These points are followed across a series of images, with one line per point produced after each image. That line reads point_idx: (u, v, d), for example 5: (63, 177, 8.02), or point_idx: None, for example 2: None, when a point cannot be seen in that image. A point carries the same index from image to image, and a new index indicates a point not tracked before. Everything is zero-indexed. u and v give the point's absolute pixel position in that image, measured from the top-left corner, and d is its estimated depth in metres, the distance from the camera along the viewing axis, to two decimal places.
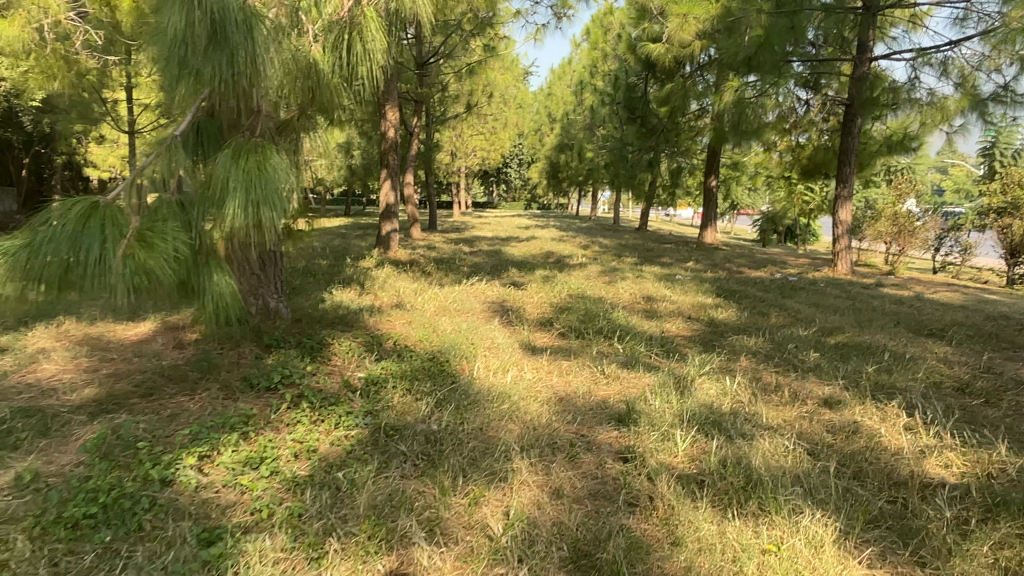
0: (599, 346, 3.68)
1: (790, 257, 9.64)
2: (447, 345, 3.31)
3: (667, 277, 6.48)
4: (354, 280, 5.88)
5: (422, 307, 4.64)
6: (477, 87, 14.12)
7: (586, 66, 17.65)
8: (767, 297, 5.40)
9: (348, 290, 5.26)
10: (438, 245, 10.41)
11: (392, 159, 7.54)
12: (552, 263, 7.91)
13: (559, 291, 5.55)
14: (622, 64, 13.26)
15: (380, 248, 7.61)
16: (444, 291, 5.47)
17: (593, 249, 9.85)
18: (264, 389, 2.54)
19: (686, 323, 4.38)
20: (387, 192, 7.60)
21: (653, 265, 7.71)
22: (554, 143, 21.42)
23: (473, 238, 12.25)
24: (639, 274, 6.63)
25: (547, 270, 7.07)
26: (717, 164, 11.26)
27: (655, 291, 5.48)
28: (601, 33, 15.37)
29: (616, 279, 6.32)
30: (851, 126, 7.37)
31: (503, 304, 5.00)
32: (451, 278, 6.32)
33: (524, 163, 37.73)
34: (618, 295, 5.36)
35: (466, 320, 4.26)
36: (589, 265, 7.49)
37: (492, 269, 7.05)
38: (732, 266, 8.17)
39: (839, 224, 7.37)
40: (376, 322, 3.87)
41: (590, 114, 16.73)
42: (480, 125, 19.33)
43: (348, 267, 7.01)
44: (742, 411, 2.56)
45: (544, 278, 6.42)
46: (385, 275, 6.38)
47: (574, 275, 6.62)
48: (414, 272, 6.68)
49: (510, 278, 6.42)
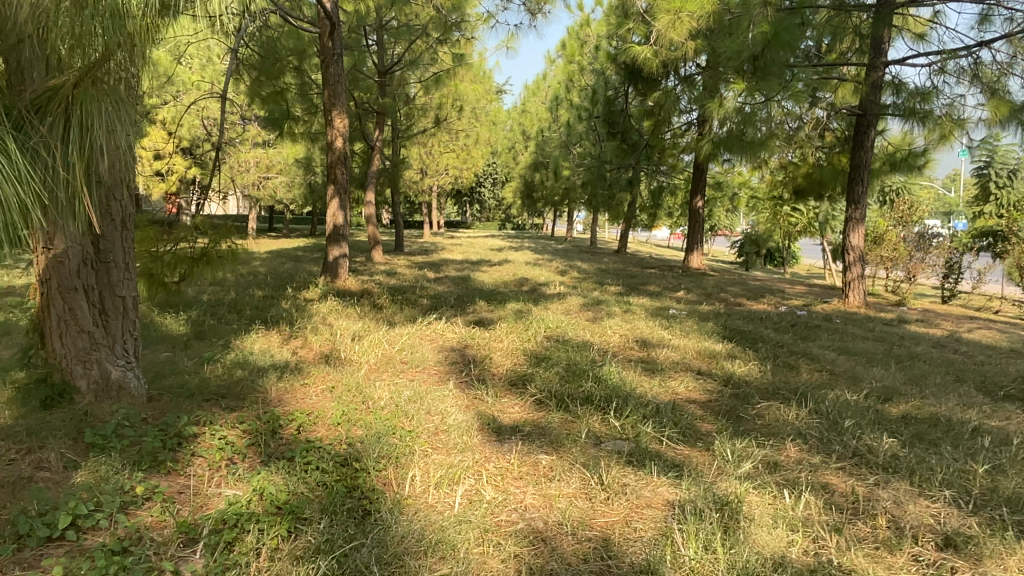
0: (589, 424, 2.68)
1: (787, 285, 8.79)
2: (375, 432, 2.30)
3: (660, 312, 5.57)
4: (285, 317, 4.85)
5: (359, 360, 3.61)
6: (446, 100, 13.20)
7: (562, 80, 16.85)
8: (785, 340, 4.47)
9: (273, 335, 4.22)
10: (399, 270, 9.41)
11: (341, 174, 6.37)
12: (529, 293, 6.94)
13: (534, 333, 4.56)
14: (600, 75, 12.45)
15: (327, 277, 6.55)
16: (393, 334, 4.44)
17: (571, 276, 8.91)
18: (36, 542, 1.51)
19: (697, 381, 3.40)
20: (335, 212, 6.46)
21: (641, 296, 6.77)
22: (528, 161, 20.63)
23: (440, 262, 11.29)
24: (627, 308, 5.68)
25: (520, 302, 6.09)
26: (704, 182, 10.44)
27: (650, 333, 4.51)
28: (578, 44, 14.56)
29: (601, 315, 5.37)
30: (865, 139, 6.50)
31: (464, 352, 3.99)
32: (406, 314, 5.32)
33: (498, 183, 37.05)
34: (607, 338, 4.38)
35: (412, 380, 3.24)
36: (569, 296, 6.54)
37: (457, 302, 6.05)
38: (728, 296, 7.26)
39: (849, 250, 6.52)
40: (286, 388, 2.84)
41: (565, 130, 15.92)
42: (450, 142, 18.45)
43: (286, 300, 5.96)
44: (831, 571, 1.57)
45: (517, 314, 5.43)
46: (326, 310, 5.35)
47: (551, 309, 5.65)
48: (362, 306, 5.65)
49: (477, 314, 5.42)
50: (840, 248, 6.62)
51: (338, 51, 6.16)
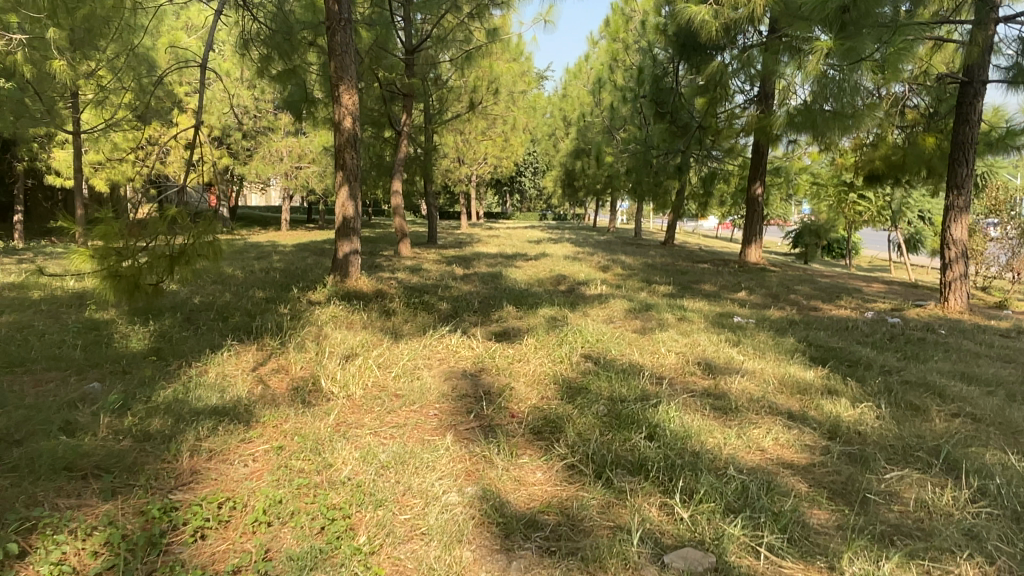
0: (644, 513, 1.81)
1: (863, 283, 7.71)
2: (306, 548, 1.47)
3: (723, 321, 4.63)
4: (273, 326, 4.07)
5: (341, 394, 2.78)
6: (483, 82, 12.35)
7: (605, 60, 15.83)
8: (892, 362, 3.49)
9: (247, 354, 3.43)
10: (425, 265, 8.62)
11: (352, 158, 5.54)
12: (567, 294, 6.04)
13: (569, 349, 3.68)
14: (646, 52, 11.44)
15: (335, 275, 5.72)
16: (395, 351, 3.61)
17: (614, 271, 7.98)
18: None
19: (790, 430, 2.47)
20: (344, 202, 5.62)
21: (698, 298, 5.82)
22: (569, 148, 19.67)
23: (472, 256, 10.47)
24: (682, 315, 4.76)
25: (555, 306, 5.21)
26: (763, 166, 9.38)
27: (715, 351, 3.58)
28: (623, 21, 13.54)
29: (650, 323, 4.47)
30: (968, 110, 5.41)
31: (478, 378, 3.13)
32: (418, 323, 4.49)
33: (538, 172, 36.13)
34: (660, 359, 3.48)
35: (400, 428, 2.41)
36: (612, 298, 5.64)
37: (481, 306, 5.20)
38: (799, 296, 6.25)
39: (950, 244, 5.47)
40: (215, 448, 2.03)
41: (608, 114, 14.92)
42: (487, 129, 17.61)
43: (284, 303, 5.19)
44: None
45: (549, 322, 4.55)
46: (325, 316, 4.56)
47: (590, 317, 4.75)
48: (369, 311, 4.84)
49: (502, 323, 4.54)
50: (939, 242, 5.55)
51: (345, 16, 5.33)
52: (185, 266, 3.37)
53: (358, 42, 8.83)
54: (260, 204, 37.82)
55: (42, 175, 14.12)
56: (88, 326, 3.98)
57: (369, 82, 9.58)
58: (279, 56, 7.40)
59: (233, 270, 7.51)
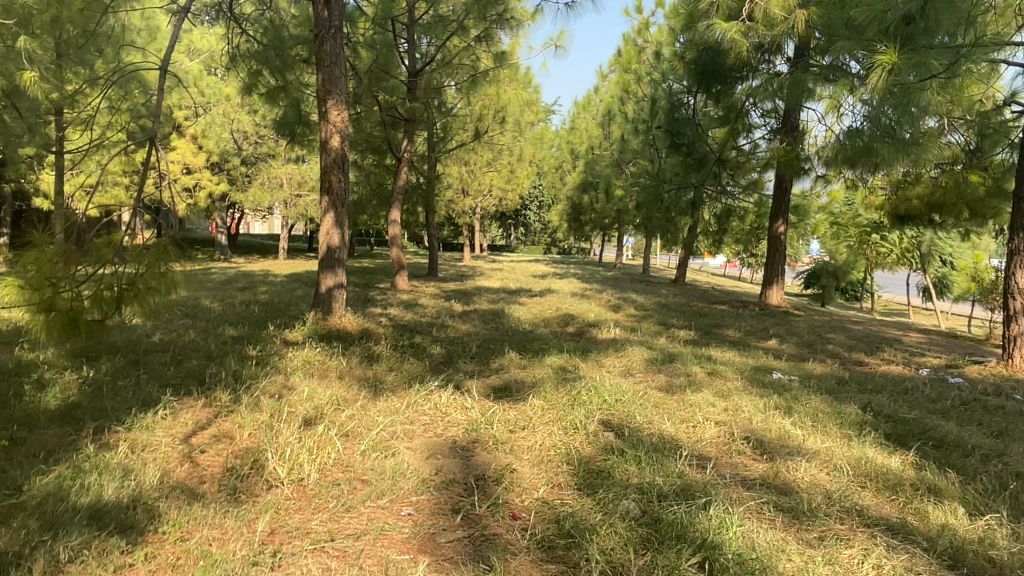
0: None
1: (900, 333, 7.03)
2: None
3: (759, 377, 3.97)
4: (232, 374, 3.42)
5: (287, 480, 2.12)
6: (489, 110, 11.88)
7: (616, 92, 15.42)
8: (988, 440, 2.82)
9: (186, 416, 2.79)
10: (422, 300, 7.98)
11: (337, 182, 4.87)
12: (577, 340, 5.38)
13: (585, 413, 3.01)
14: (661, 82, 10.98)
15: (316, 312, 5.05)
16: (371, 413, 2.94)
17: (626, 312, 7.35)
18: None
19: (894, 553, 1.80)
20: (328, 230, 4.96)
21: (724, 346, 5.17)
22: (576, 181, 19.20)
23: (473, 290, 9.85)
24: (711, 367, 4.10)
25: (564, 353, 4.55)
26: (786, 203, 8.79)
27: (763, 420, 2.92)
28: (635, 51, 13.12)
29: (676, 378, 3.81)
30: None
31: (472, 453, 2.47)
32: (404, 371, 3.84)
33: (544, 207, 35.79)
34: (695, 429, 2.81)
35: (357, 540, 1.75)
36: (628, 344, 4.98)
37: (480, 352, 4.55)
38: (835, 346, 5.59)
39: (1015, 293, 4.81)
40: None
41: (618, 146, 14.44)
42: (493, 160, 17.15)
43: (256, 343, 4.55)
44: None
45: (558, 374, 3.89)
46: (297, 362, 3.91)
47: (605, 368, 4.09)
48: (349, 356, 4.19)
49: (503, 374, 3.89)
50: (1003, 291, 4.88)
51: (335, 23, 4.78)
52: (134, 306, 2.65)
53: (357, 61, 8.33)
54: (261, 232, 37.48)
55: (29, 197, 13.63)
56: (9, 372, 3.33)
57: (368, 105, 9.08)
58: (270, 72, 6.89)
59: (211, 302, 6.89)
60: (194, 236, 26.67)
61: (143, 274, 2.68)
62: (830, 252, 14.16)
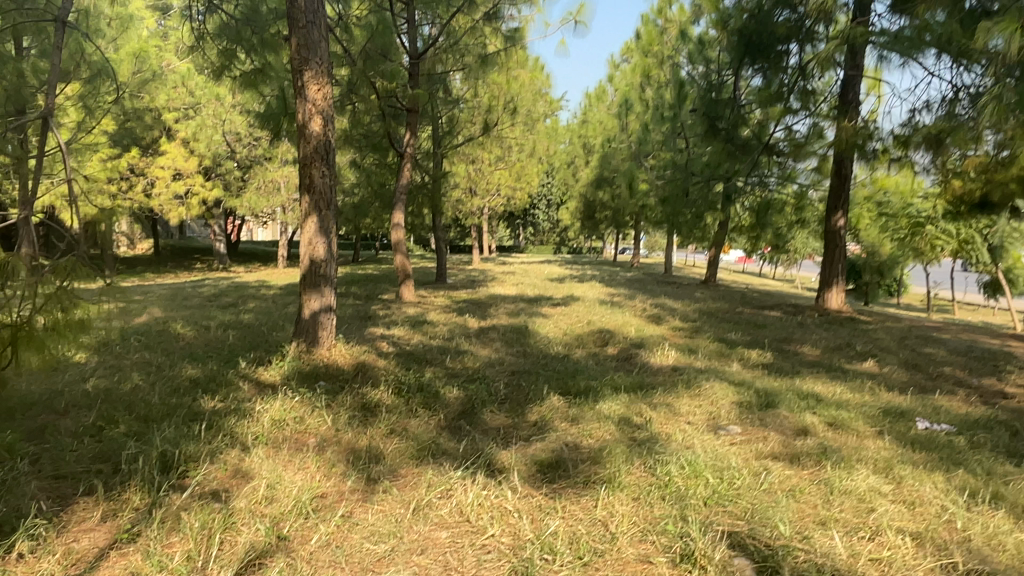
0: None
1: (1001, 343, 5.91)
2: None
3: (901, 430, 2.87)
4: (157, 458, 2.35)
5: None
6: (499, 101, 10.81)
7: (632, 79, 14.32)
8: None
9: (56, 553, 1.74)
10: (430, 315, 6.91)
11: (320, 178, 3.76)
12: (626, 369, 4.28)
13: (696, 522, 1.93)
14: (695, 62, 10.03)
15: (299, 343, 3.94)
16: (359, 536, 1.85)
17: (671, 325, 6.26)
18: None
19: None
20: (311, 239, 3.84)
21: (816, 374, 4.07)
22: (590, 177, 18.13)
23: (488, 300, 8.77)
24: (827, 415, 3.01)
25: (620, 395, 3.45)
26: (846, 193, 7.75)
27: (986, 536, 1.83)
28: (655, 32, 12.05)
29: (791, 438, 2.72)
30: None
31: None
32: (410, 434, 2.76)
33: (553, 205, 34.74)
34: (887, 555, 1.75)
35: None
36: (696, 376, 3.89)
37: (508, 396, 3.46)
38: (948, 367, 4.48)
39: None
40: None
41: (638, 137, 13.37)
42: (503, 157, 16.12)
43: (216, 390, 3.48)
44: None
45: (625, 436, 2.80)
46: (262, 425, 2.84)
47: (685, 423, 2.99)
48: (337, 409, 3.11)
49: (546, 434, 2.82)
50: None
51: None
52: (37, 354, 2.31)
53: (351, 43, 7.30)
54: (265, 238, 36.62)
55: None
56: None
57: (365, 95, 8.03)
58: (245, 54, 5.87)
59: (182, 326, 5.84)
60: (192, 244, 25.75)
61: (42, 313, 2.34)
62: (871, 245, 13.03)
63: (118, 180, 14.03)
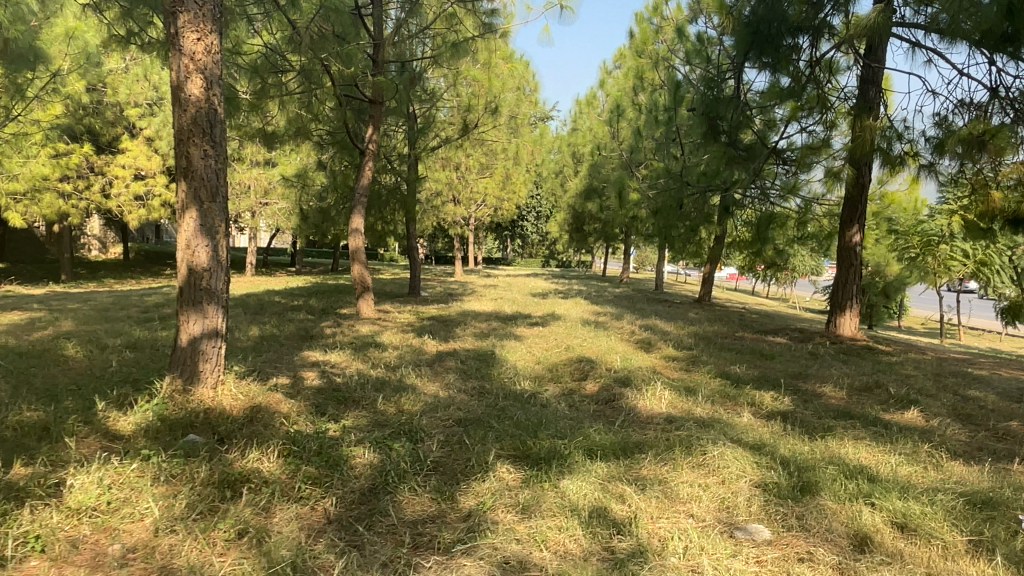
0: None
1: None
2: None
3: (1005, 540, 1.95)
4: None
5: None
6: (479, 100, 9.90)
7: (625, 84, 13.46)
8: None
9: None
10: (386, 335, 5.99)
11: (200, 159, 2.79)
12: (606, 416, 3.34)
13: None
14: (694, 59, 9.16)
15: (175, 381, 2.95)
16: None
17: (664, 354, 5.36)
18: None
19: None
20: (190, 242, 2.85)
21: (854, 432, 3.17)
22: (579, 187, 17.30)
23: (460, 318, 7.86)
24: (893, 511, 2.09)
25: (596, 464, 2.53)
26: (863, 206, 6.94)
27: None
28: (650, 31, 11.23)
29: (853, 559, 1.82)
30: None
31: None
32: (272, 539, 1.81)
33: (542, 218, 33.97)
34: None
35: None
36: (699, 433, 2.97)
37: (441, 463, 2.50)
38: (1011, 420, 3.60)
39: None
40: None
41: (628, 145, 12.54)
42: (487, 163, 15.25)
43: (36, 448, 2.50)
44: None
45: (602, 547, 1.87)
46: (49, 522, 1.87)
47: (688, 520, 2.06)
48: (180, 488, 2.13)
49: (479, 541, 1.86)
50: None
51: None
52: None
53: (298, 17, 6.35)
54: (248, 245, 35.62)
55: None
56: None
57: (321, 82, 7.11)
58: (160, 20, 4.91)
59: (77, 344, 4.85)
60: (166, 249, 24.70)
61: None
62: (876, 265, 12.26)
63: (72, 177, 13.02)
